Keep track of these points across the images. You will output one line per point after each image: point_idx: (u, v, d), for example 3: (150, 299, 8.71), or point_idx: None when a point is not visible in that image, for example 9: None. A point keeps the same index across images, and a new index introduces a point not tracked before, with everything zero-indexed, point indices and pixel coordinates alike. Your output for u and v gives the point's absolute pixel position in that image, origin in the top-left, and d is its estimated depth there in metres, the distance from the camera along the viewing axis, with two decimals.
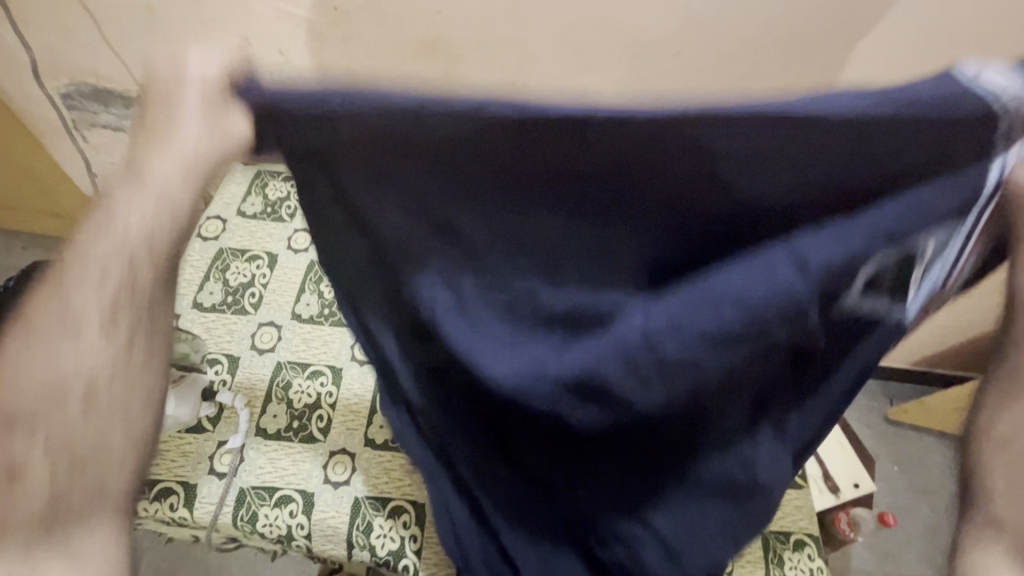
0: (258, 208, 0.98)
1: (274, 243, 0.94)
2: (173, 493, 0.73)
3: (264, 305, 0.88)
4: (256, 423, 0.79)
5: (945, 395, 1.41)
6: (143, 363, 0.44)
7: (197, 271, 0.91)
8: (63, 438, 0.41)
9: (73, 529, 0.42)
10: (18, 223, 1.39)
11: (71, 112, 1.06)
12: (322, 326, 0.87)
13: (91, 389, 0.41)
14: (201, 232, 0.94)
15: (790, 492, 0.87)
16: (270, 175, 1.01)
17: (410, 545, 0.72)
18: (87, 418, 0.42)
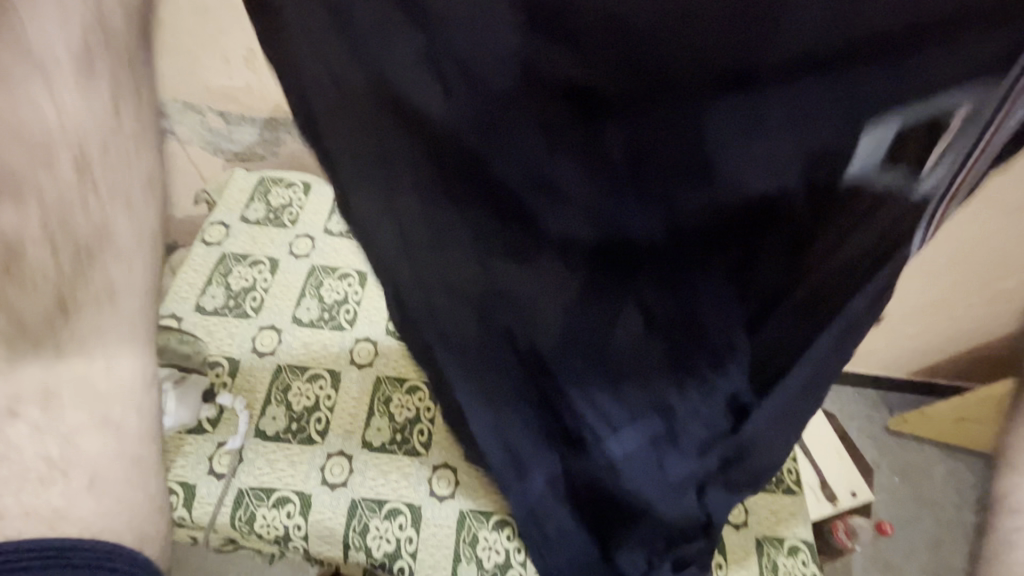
0: (260, 214, 0.99)
1: (276, 248, 0.96)
2: (173, 493, 0.74)
3: (265, 308, 0.90)
4: (255, 424, 0.80)
5: (943, 405, 1.41)
6: (132, 148, 0.33)
7: (200, 275, 0.93)
8: (61, 214, 0.29)
9: (84, 334, 0.33)
10: None
11: None
12: (321, 329, 0.89)
13: (80, 152, 0.29)
14: (205, 237, 0.96)
15: (785, 499, 0.87)
16: (274, 183, 1.03)
17: (405, 547, 0.73)
18: (83, 191, 0.30)
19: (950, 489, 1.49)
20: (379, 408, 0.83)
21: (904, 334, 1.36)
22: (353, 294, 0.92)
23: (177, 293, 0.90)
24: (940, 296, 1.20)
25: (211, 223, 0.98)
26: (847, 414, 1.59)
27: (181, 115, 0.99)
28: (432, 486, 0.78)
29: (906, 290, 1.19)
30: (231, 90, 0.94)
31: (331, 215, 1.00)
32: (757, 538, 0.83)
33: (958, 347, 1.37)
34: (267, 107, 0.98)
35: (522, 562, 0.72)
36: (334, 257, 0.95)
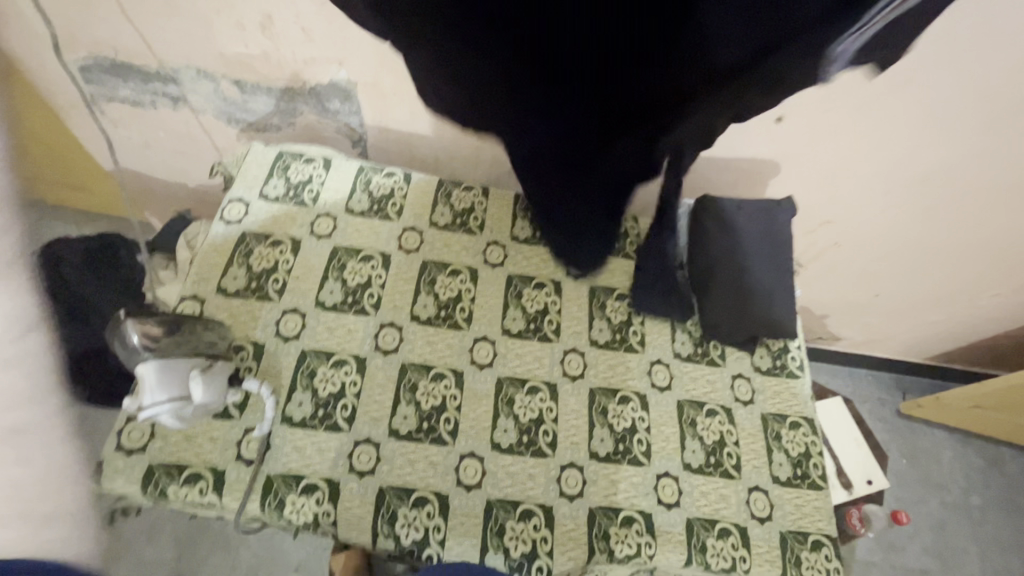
0: (280, 191, 0.96)
1: (297, 227, 0.93)
2: (202, 478, 0.73)
3: (288, 292, 0.88)
4: (282, 410, 0.79)
5: (963, 392, 1.40)
6: None
7: (220, 255, 0.90)
8: None
9: None
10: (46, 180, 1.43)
11: (89, 86, 1.08)
12: (345, 314, 0.87)
13: None
14: (224, 215, 0.93)
15: (810, 493, 0.86)
16: (293, 157, 1.00)
17: (434, 536, 0.74)
18: None
19: (957, 473, 1.49)
20: (405, 396, 0.82)
21: (925, 321, 1.38)
22: (377, 277, 0.91)
23: (198, 273, 0.87)
24: (958, 282, 1.22)
25: (229, 200, 0.95)
26: (860, 395, 1.58)
27: (194, 81, 1.03)
28: (459, 475, 0.78)
29: (928, 272, 1.22)
30: (247, 57, 0.95)
31: (353, 194, 0.98)
32: (782, 532, 0.83)
33: (974, 332, 1.38)
34: (284, 77, 0.99)
35: (547, 553, 0.75)
36: (358, 238, 0.94)
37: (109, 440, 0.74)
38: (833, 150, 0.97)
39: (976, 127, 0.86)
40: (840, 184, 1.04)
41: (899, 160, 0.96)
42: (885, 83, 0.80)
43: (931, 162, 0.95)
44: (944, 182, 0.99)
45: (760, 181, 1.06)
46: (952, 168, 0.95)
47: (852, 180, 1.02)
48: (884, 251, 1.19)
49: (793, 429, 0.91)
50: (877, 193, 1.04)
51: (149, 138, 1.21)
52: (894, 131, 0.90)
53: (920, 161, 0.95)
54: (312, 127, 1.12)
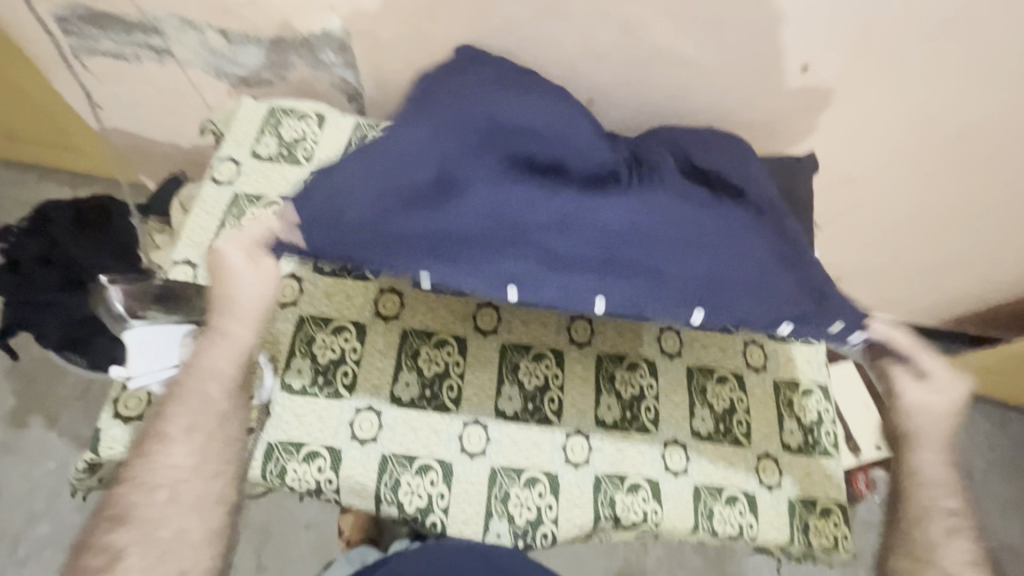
0: (273, 149, 0.91)
1: (291, 188, 0.89)
2: None
3: (284, 256, 0.85)
4: (281, 378, 0.77)
5: (976, 355, 1.36)
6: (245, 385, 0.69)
7: (212, 218, 0.86)
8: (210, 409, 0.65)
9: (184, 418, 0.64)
10: (39, 141, 1.40)
11: (69, 39, 1.03)
12: (344, 279, 0.84)
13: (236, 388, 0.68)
14: (214, 175, 0.89)
15: (820, 460, 0.85)
16: (285, 114, 0.94)
17: (438, 503, 0.74)
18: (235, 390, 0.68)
19: (964, 435, 1.47)
20: (407, 362, 0.80)
21: (942, 284, 1.33)
22: None
23: (190, 237, 0.84)
24: (979, 245, 1.19)
25: (219, 159, 0.90)
26: None
27: (179, 32, 0.98)
28: (463, 443, 0.77)
29: (949, 235, 1.18)
30: (232, 4, 0.91)
31: (349, 151, 0.92)
32: (790, 499, 0.82)
33: (995, 293, 1.33)
34: (274, 26, 0.94)
35: (552, 519, 0.75)
36: None
37: (105, 407, 0.72)
38: (857, 101, 0.92)
39: (1017, 67, 0.83)
40: (863, 141, 0.99)
41: (927, 110, 0.92)
42: (911, 20, 0.78)
43: (958, 109, 0.91)
44: (973, 133, 0.94)
45: (779, 136, 1.00)
46: (982, 115, 0.91)
47: (875, 134, 0.98)
48: (905, 212, 1.14)
49: (805, 397, 0.88)
50: (900, 148, 0.99)
51: (136, 97, 1.16)
52: (923, 75, 0.86)
53: (949, 110, 0.91)
54: (305, 81, 1.05)
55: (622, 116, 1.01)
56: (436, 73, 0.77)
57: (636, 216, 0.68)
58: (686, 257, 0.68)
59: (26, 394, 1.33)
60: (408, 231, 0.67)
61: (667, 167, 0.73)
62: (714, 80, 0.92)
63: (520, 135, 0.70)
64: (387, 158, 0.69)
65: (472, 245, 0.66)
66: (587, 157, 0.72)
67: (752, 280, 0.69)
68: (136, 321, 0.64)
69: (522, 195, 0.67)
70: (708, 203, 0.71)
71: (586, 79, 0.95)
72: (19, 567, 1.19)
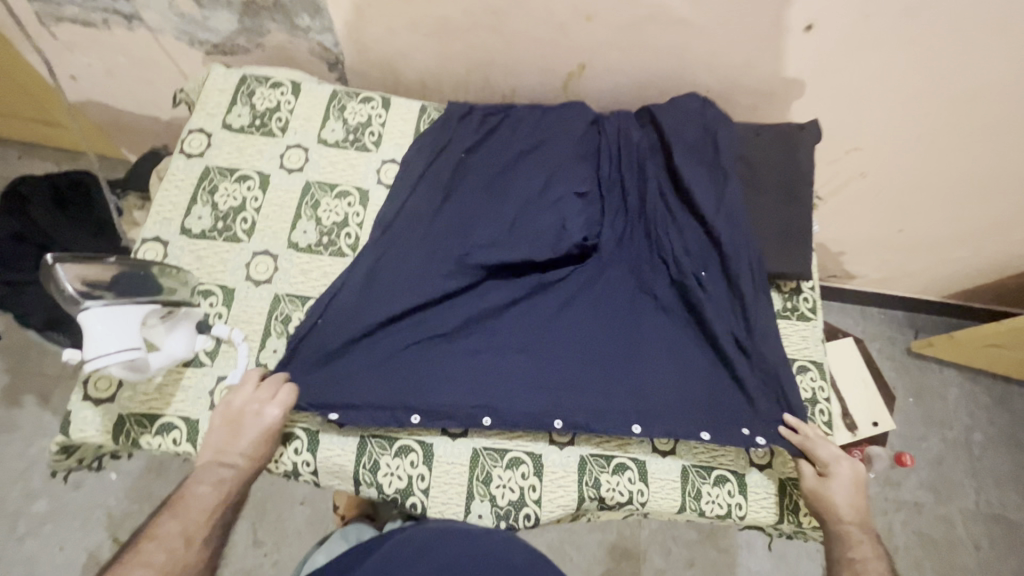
0: (245, 119, 0.87)
1: (265, 161, 0.85)
2: (175, 428, 0.71)
3: (258, 232, 0.82)
4: (256, 357, 0.75)
5: (979, 330, 1.32)
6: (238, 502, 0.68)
7: (183, 192, 0.82)
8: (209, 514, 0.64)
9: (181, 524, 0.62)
10: (17, 116, 1.35)
11: (33, 4, 0.98)
12: (320, 256, 0.81)
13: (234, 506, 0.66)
14: (184, 147, 0.85)
15: None
16: (258, 82, 0.89)
17: (417, 484, 0.73)
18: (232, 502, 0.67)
19: (962, 409, 1.45)
20: None
21: (949, 258, 1.29)
22: (354, 216, 0.84)
23: (160, 214, 0.81)
24: (990, 216, 1.14)
25: (190, 130, 0.86)
26: (872, 333, 1.50)
27: None
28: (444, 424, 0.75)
29: (960, 207, 1.12)
30: None
31: (326, 122, 0.88)
32: (781, 479, 0.80)
33: (1002, 266, 1.29)
34: None
35: (535, 500, 0.74)
36: (332, 172, 0.86)
37: (76, 389, 0.71)
38: (865, 63, 0.86)
39: None
40: (870, 107, 0.94)
41: (940, 73, 0.86)
42: None
43: (974, 71, 0.85)
44: (988, 97, 0.89)
45: (781, 102, 0.95)
46: (999, 78, 0.85)
47: (882, 100, 0.92)
48: (913, 183, 1.08)
49: (799, 374, 0.85)
50: (910, 114, 0.94)
51: (110, 67, 1.11)
52: (936, 35, 0.81)
53: (964, 73, 0.85)
54: (281, 48, 1.00)
55: (615, 82, 0.96)
56: (425, 144, 0.86)
57: (596, 314, 0.80)
58: (646, 369, 0.77)
59: (18, 373, 1.32)
60: (370, 368, 0.73)
61: (635, 246, 0.84)
62: (712, 42, 0.86)
63: (482, 236, 0.80)
64: (367, 260, 0.78)
65: (426, 364, 0.74)
66: (550, 249, 0.80)
67: (700, 372, 0.77)
68: (91, 303, 0.61)
69: (496, 299, 0.78)
70: (655, 313, 0.80)
71: (577, 42, 0.89)
72: (18, 543, 1.19)
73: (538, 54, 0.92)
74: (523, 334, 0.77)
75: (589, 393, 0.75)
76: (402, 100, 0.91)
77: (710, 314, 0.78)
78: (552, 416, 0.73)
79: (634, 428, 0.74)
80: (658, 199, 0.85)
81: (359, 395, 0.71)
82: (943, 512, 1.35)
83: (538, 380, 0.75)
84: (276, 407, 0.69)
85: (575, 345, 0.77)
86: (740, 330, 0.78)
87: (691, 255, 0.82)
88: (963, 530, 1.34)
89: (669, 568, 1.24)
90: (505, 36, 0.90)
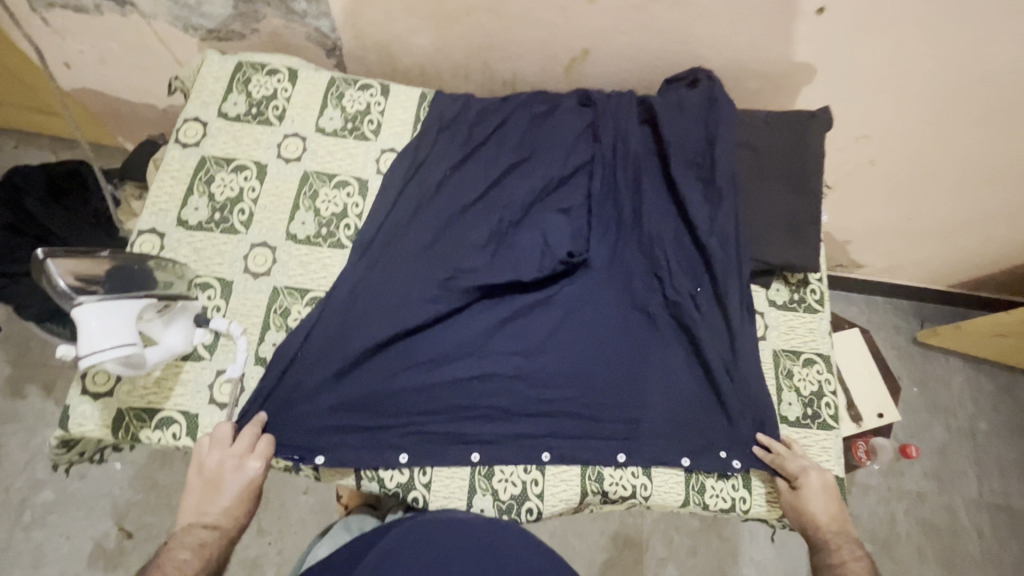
0: (242, 108, 0.85)
1: (262, 150, 0.84)
2: (175, 422, 0.70)
3: (256, 223, 0.80)
4: (255, 350, 0.74)
5: (987, 319, 1.31)
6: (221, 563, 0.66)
7: (179, 183, 0.81)
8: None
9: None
10: (12, 104, 1.34)
11: None
12: (320, 247, 0.80)
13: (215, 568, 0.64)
14: (179, 137, 0.83)
15: (819, 433, 0.81)
16: (254, 69, 0.87)
17: (419, 478, 0.73)
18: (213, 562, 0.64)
19: (968, 399, 1.44)
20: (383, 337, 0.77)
21: (958, 247, 1.27)
22: (354, 206, 0.82)
23: (156, 205, 0.79)
24: (1002, 205, 1.11)
25: (185, 120, 0.84)
26: (877, 323, 1.49)
27: None
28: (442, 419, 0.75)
29: (971, 195, 1.10)
30: None
31: (324, 111, 0.86)
32: None
33: (1013, 254, 1.27)
34: None
35: (538, 495, 0.73)
36: (331, 162, 0.84)
37: (74, 383, 0.70)
38: (878, 48, 0.84)
39: None
40: (881, 93, 0.92)
41: (956, 58, 0.83)
42: None
43: (991, 56, 0.82)
44: (1004, 83, 0.86)
45: (789, 88, 0.93)
46: (1017, 63, 0.83)
47: (894, 87, 0.90)
48: (924, 171, 1.06)
49: (806, 366, 0.84)
50: (923, 101, 0.91)
51: (104, 54, 1.09)
52: (953, 18, 0.78)
53: (980, 58, 0.83)
54: (277, 33, 0.97)
55: (619, 67, 0.93)
56: (417, 148, 0.84)
57: (585, 336, 0.79)
58: (634, 391, 0.77)
59: (20, 363, 1.32)
60: (360, 389, 0.73)
61: (628, 261, 0.82)
62: (720, 26, 0.83)
63: (470, 256, 0.79)
64: (354, 275, 0.77)
65: (414, 390, 0.74)
66: (535, 270, 0.79)
67: (688, 390, 0.77)
68: (85, 298, 0.60)
69: (483, 321, 0.78)
70: (647, 332, 0.80)
71: (580, 27, 0.87)
72: (25, 531, 1.20)
73: (541, 39, 0.90)
74: (511, 358, 0.77)
75: (577, 418, 0.76)
76: (401, 87, 0.89)
77: (702, 337, 0.78)
78: (539, 449, 0.74)
79: (618, 456, 0.75)
80: (653, 212, 0.83)
81: (348, 416, 0.72)
82: (947, 501, 1.35)
83: (527, 404, 0.75)
84: (256, 459, 0.68)
85: (564, 367, 0.77)
86: (725, 355, 0.78)
87: (684, 273, 0.81)
88: (966, 519, 1.34)
89: (671, 556, 1.25)
90: (507, 21, 0.87)
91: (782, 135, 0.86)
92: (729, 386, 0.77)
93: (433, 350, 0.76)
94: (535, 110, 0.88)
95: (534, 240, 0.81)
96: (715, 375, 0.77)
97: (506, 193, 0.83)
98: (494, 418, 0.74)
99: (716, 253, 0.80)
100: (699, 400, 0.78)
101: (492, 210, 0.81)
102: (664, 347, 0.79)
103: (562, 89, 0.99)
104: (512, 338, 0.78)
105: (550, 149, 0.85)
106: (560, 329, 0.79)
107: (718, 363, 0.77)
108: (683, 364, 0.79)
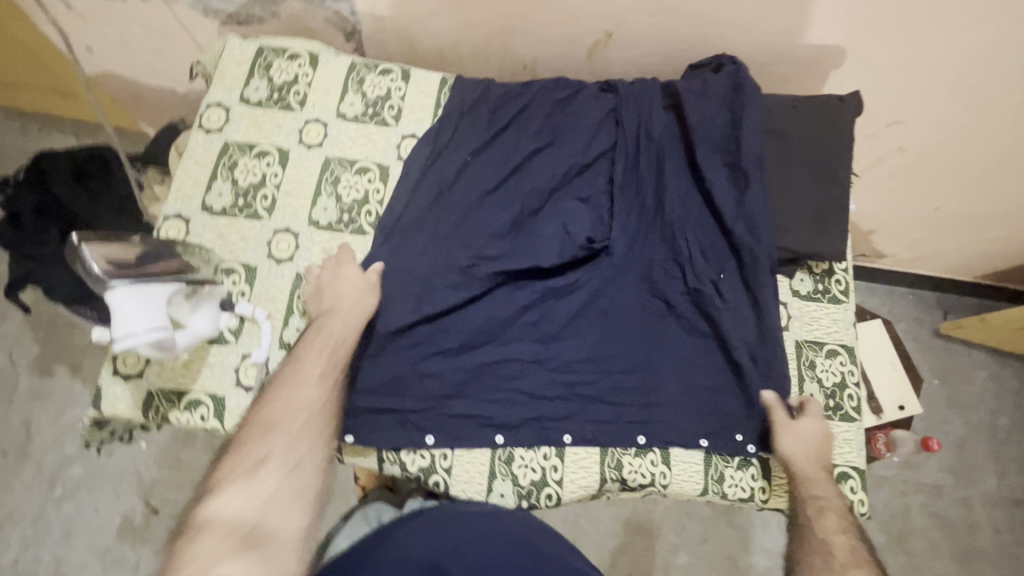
0: (263, 93, 0.85)
1: (284, 136, 0.84)
2: (202, 404, 0.72)
3: (279, 209, 0.81)
4: (279, 335, 0.75)
5: (1014, 312, 1.28)
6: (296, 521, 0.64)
7: (203, 168, 0.82)
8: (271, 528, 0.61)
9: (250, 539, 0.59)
10: (36, 87, 1.35)
11: None
12: (341, 233, 0.80)
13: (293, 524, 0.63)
14: (203, 122, 0.83)
15: (839, 425, 0.81)
16: (275, 53, 0.87)
17: (440, 463, 0.74)
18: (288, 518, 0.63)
19: (990, 393, 1.41)
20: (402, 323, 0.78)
21: (987, 237, 1.24)
22: (375, 193, 0.83)
23: (181, 190, 0.80)
24: None
25: (208, 105, 0.84)
26: (900, 314, 1.46)
27: None
28: None
29: (1003, 184, 1.07)
30: None
31: (345, 96, 0.86)
32: None
33: None
34: None
35: (557, 481, 0.74)
36: (352, 148, 0.84)
37: (105, 364, 0.72)
38: (913, 31, 0.81)
39: None
40: (914, 78, 0.89)
41: (995, 43, 0.81)
42: None
43: None
44: None
45: (818, 73, 0.90)
46: None
47: (927, 73, 0.87)
48: (957, 159, 1.03)
49: (829, 358, 0.83)
50: (958, 87, 0.88)
51: (125, 37, 1.10)
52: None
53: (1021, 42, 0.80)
54: (297, 17, 0.97)
55: (642, 51, 0.92)
56: (437, 134, 0.84)
57: (606, 322, 0.79)
58: (654, 377, 0.77)
59: (48, 343, 1.35)
60: (383, 372, 0.74)
61: (650, 250, 0.81)
62: (748, 9, 0.81)
63: (491, 241, 0.79)
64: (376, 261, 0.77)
65: (433, 373, 0.74)
66: (556, 256, 0.79)
67: (709, 377, 0.77)
68: (119, 281, 0.61)
69: (504, 307, 0.78)
70: (667, 320, 0.79)
71: (604, 9, 0.85)
72: (56, 505, 1.24)
73: (563, 22, 0.88)
74: (531, 344, 0.77)
75: (597, 404, 0.76)
76: (421, 71, 0.88)
77: (725, 324, 0.77)
78: (560, 430, 0.75)
79: (637, 438, 0.75)
80: (676, 199, 0.81)
81: (370, 400, 0.73)
82: (964, 496, 1.33)
83: (547, 389, 0.76)
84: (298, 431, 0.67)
85: (584, 354, 0.77)
86: (748, 342, 0.77)
87: (707, 260, 0.80)
88: (983, 514, 1.32)
89: (683, 543, 1.25)
90: (529, 4, 0.86)
91: (809, 121, 0.83)
92: (751, 373, 0.76)
93: (453, 334, 0.76)
94: (556, 96, 0.86)
95: (554, 225, 0.80)
96: (737, 364, 0.76)
97: (527, 179, 0.82)
98: (514, 402, 0.75)
99: (739, 238, 0.78)
100: (720, 388, 0.77)
101: (512, 195, 0.81)
102: (684, 335, 0.79)
103: (583, 73, 0.98)
104: (532, 323, 0.78)
105: (571, 134, 0.84)
106: (580, 315, 0.79)
107: (740, 350, 0.76)
108: (703, 352, 0.78)
